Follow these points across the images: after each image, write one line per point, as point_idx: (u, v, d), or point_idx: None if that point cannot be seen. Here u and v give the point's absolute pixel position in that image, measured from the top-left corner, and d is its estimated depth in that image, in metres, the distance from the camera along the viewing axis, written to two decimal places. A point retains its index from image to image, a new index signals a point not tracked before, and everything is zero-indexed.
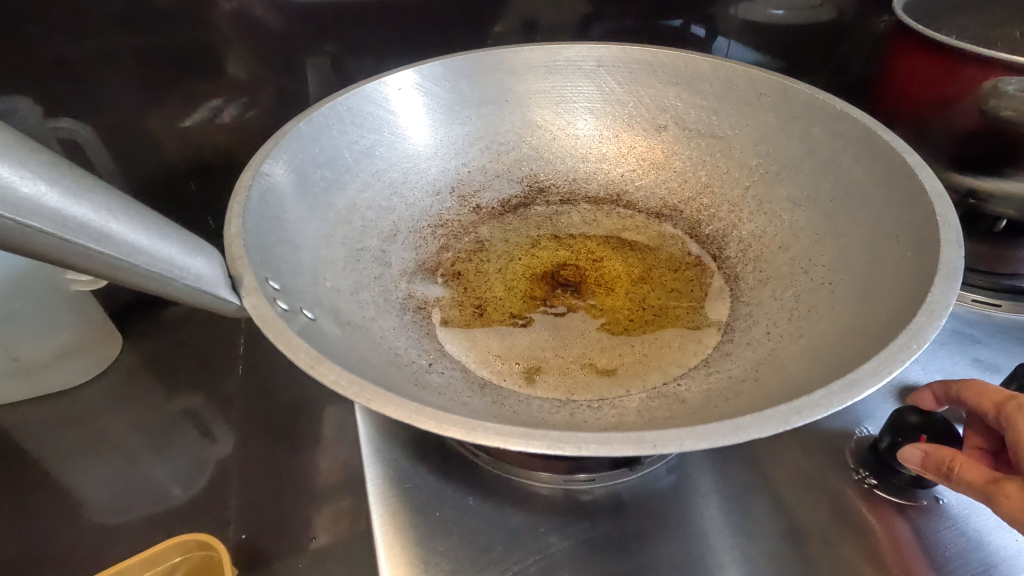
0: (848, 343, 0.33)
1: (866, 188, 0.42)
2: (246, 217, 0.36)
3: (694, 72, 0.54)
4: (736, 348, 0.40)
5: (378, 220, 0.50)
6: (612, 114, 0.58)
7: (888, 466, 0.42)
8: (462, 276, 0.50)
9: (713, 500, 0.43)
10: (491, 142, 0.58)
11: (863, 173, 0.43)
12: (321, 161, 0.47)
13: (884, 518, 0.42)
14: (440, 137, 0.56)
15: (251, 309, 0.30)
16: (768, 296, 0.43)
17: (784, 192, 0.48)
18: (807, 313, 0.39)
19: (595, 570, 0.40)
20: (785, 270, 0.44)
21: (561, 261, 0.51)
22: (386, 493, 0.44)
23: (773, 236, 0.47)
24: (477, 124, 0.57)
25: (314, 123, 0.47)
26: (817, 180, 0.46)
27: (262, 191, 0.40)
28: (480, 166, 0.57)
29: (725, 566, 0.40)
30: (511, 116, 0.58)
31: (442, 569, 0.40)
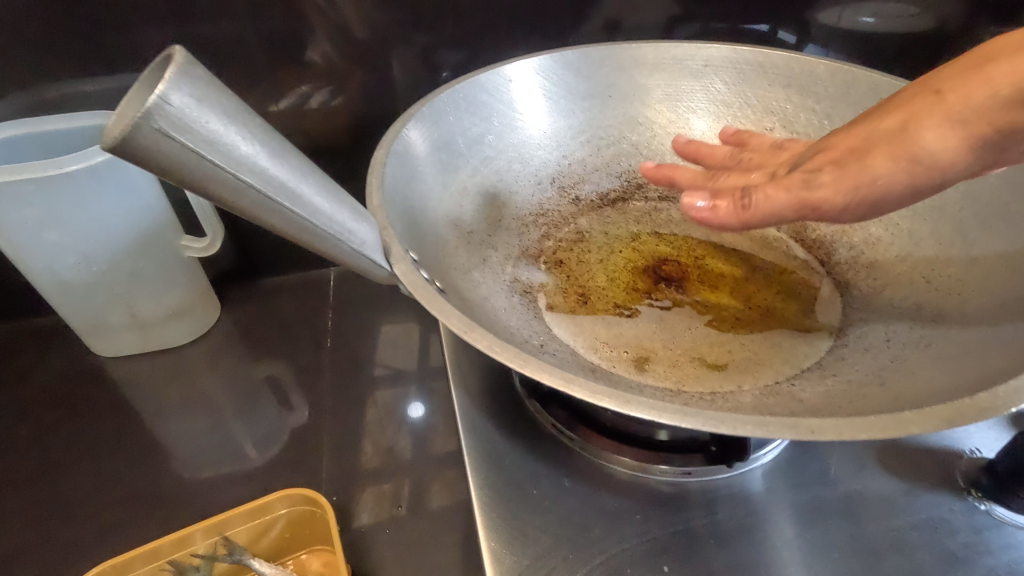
0: (987, 354, 0.33)
1: (1002, 199, 0.41)
2: (383, 192, 0.39)
3: (811, 75, 0.54)
4: (852, 352, 0.39)
5: (486, 205, 0.52)
6: (717, 114, 0.58)
7: (1003, 488, 0.41)
8: (565, 264, 0.51)
9: (809, 504, 0.43)
10: (593, 136, 0.58)
11: (998, 184, 0.42)
12: (440, 145, 0.49)
13: (994, 539, 0.40)
14: (547, 128, 0.57)
15: (403, 277, 0.32)
16: (885, 304, 0.42)
17: None
18: (934, 324, 0.38)
19: (689, 561, 0.40)
20: (904, 279, 0.43)
21: (663, 256, 0.52)
22: (480, 468, 0.45)
23: (889, 244, 0.46)
24: (581, 117, 0.58)
25: (435, 108, 0.49)
26: None
27: (394, 169, 0.42)
28: (581, 159, 0.58)
29: (825, 571, 0.40)
30: (616, 111, 0.58)
31: (537, 545, 0.41)
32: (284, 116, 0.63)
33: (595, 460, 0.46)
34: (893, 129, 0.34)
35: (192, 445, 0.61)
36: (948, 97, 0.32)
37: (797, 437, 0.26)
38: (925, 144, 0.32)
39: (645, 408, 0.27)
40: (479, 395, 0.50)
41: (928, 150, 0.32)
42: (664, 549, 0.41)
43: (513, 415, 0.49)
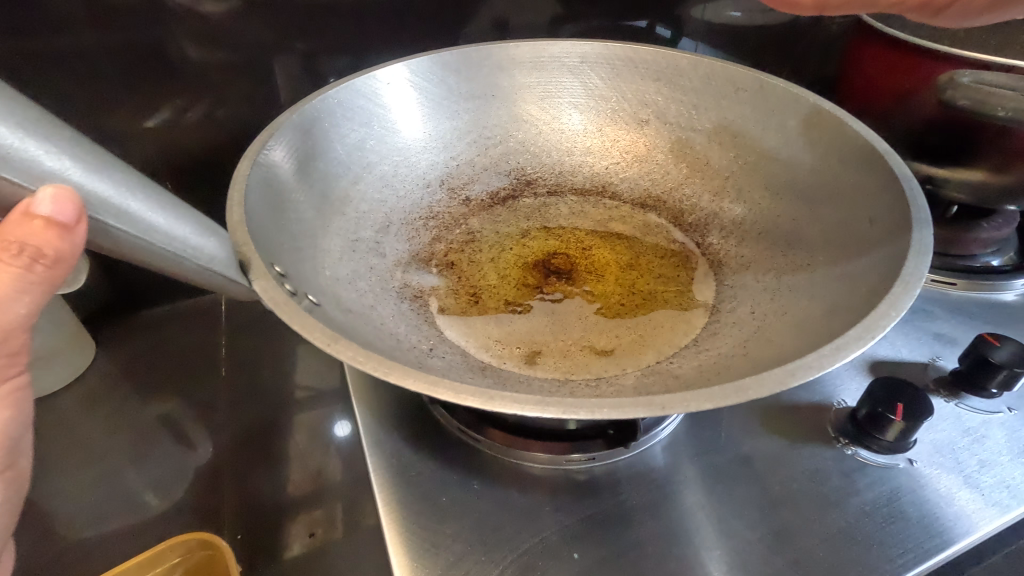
0: (829, 314, 0.36)
1: (839, 174, 0.45)
2: (247, 207, 0.37)
3: (676, 68, 0.56)
4: (724, 326, 0.42)
5: (371, 212, 0.51)
6: (596, 109, 0.59)
7: (866, 433, 0.45)
8: (456, 265, 0.51)
9: (706, 472, 0.45)
10: (479, 136, 0.59)
11: (837, 161, 0.46)
12: (314, 154, 0.47)
13: (863, 479, 0.45)
14: (430, 130, 0.57)
15: (262, 292, 0.31)
16: (750, 278, 0.45)
17: (763, 180, 0.51)
18: (789, 292, 0.41)
19: (600, 545, 0.42)
20: (767, 254, 0.47)
21: (552, 250, 0.53)
22: (390, 483, 0.44)
23: (754, 223, 0.50)
24: (464, 118, 0.58)
25: (306, 116, 0.47)
26: (795, 168, 0.49)
27: (260, 182, 0.40)
28: (468, 160, 0.59)
29: (720, 533, 0.42)
30: (498, 110, 0.59)
31: (452, 552, 0.41)
32: (150, 133, 0.58)
33: (502, 458, 0.46)
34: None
35: (72, 502, 0.56)
36: None
37: (650, 414, 0.28)
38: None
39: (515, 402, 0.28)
40: (384, 407, 0.49)
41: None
42: (575, 535, 0.42)
43: (421, 423, 0.48)
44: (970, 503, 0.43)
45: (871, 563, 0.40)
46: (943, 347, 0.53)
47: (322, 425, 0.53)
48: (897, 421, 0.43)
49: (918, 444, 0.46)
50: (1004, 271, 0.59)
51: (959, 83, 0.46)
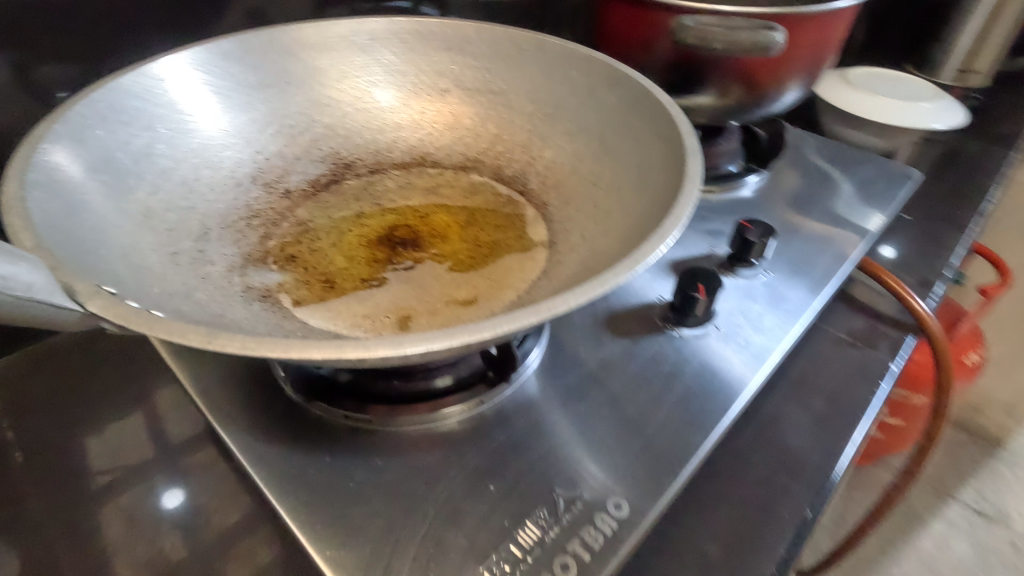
0: (639, 216, 0.43)
1: (618, 107, 0.52)
2: (37, 229, 0.32)
3: (463, 37, 0.60)
4: (564, 253, 0.47)
5: (183, 220, 0.46)
6: (396, 83, 0.61)
7: (683, 311, 0.56)
8: (298, 258, 0.49)
9: (579, 384, 0.51)
10: (282, 125, 0.57)
11: (614, 97, 0.53)
12: (96, 165, 0.42)
13: (693, 351, 0.55)
14: (226, 126, 0.53)
15: (101, 311, 0.28)
16: (573, 210, 0.52)
17: (562, 127, 0.57)
18: (604, 212, 0.48)
19: (511, 473, 0.44)
20: (582, 188, 0.53)
21: (392, 224, 0.54)
22: (291, 491, 0.42)
23: (563, 164, 0.56)
24: (261, 109, 0.56)
25: (72, 123, 0.41)
26: (583, 112, 0.56)
27: (43, 202, 0.34)
28: (278, 152, 0.56)
29: (604, 429, 0.48)
30: (296, 97, 0.58)
31: (373, 529, 0.40)
32: None
33: (398, 430, 0.47)
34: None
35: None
36: None
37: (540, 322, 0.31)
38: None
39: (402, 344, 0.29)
40: (254, 419, 0.47)
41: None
42: (487, 470, 0.44)
43: (304, 424, 0.46)
44: (763, 344, 0.55)
45: (712, 409, 0.50)
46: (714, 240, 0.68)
47: (186, 465, 0.50)
48: (702, 296, 0.55)
49: (720, 312, 0.58)
50: (740, 174, 0.77)
51: (685, 25, 0.58)
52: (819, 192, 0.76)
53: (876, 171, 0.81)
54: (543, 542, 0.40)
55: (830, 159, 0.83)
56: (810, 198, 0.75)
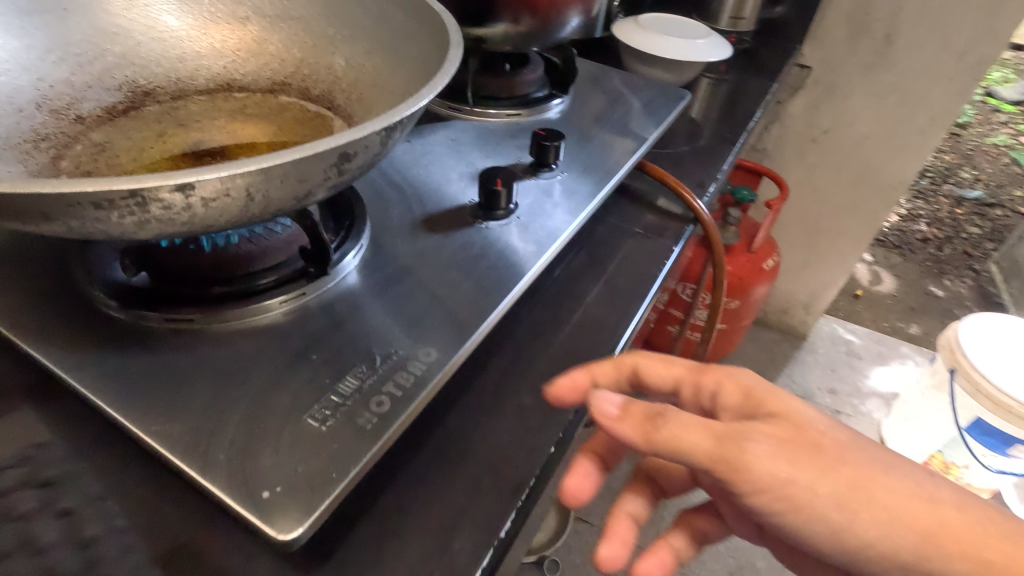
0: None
1: (407, 27, 0.57)
2: None
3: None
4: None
5: None
6: (192, 12, 0.61)
7: (489, 207, 0.64)
8: (96, 173, 0.50)
9: (398, 278, 0.56)
10: (66, 53, 0.55)
11: (404, 20, 0.57)
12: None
13: (497, 235, 0.63)
14: (8, 48, 0.51)
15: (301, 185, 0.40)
16: None
17: (360, 49, 0.60)
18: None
19: (333, 346, 0.49)
20: (384, 99, 0.57)
21: (196, 141, 0.56)
22: (107, 389, 0.44)
23: (364, 80, 0.59)
24: (39, 35, 0.54)
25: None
26: (378, 33, 0.59)
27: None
28: (63, 78, 0.55)
29: (414, 307, 0.53)
30: (79, 22, 0.56)
31: (199, 407, 0.43)
32: None
33: (221, 323, 0.50)
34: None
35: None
36: None
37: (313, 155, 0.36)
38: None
39: (165, 180, 0.31)
40: (81, 337, 0.47)
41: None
42: (312, 346, 0.49)
43: (122, 336, 0.47)
44: (552, 226, 0.65)
45: (509, 277, 0.58)
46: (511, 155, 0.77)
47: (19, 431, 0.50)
48: (499, 188, 0.63)
49: (521, 205, 0.67)
50: (546, 99, 0.88)
51: None
52: (609, 111, 0.88)
53: (651, 95, 0.95)
54: (359, 389, 0.45)
55: (621, 83, 0.97)
56: (603, 116, 0.87)
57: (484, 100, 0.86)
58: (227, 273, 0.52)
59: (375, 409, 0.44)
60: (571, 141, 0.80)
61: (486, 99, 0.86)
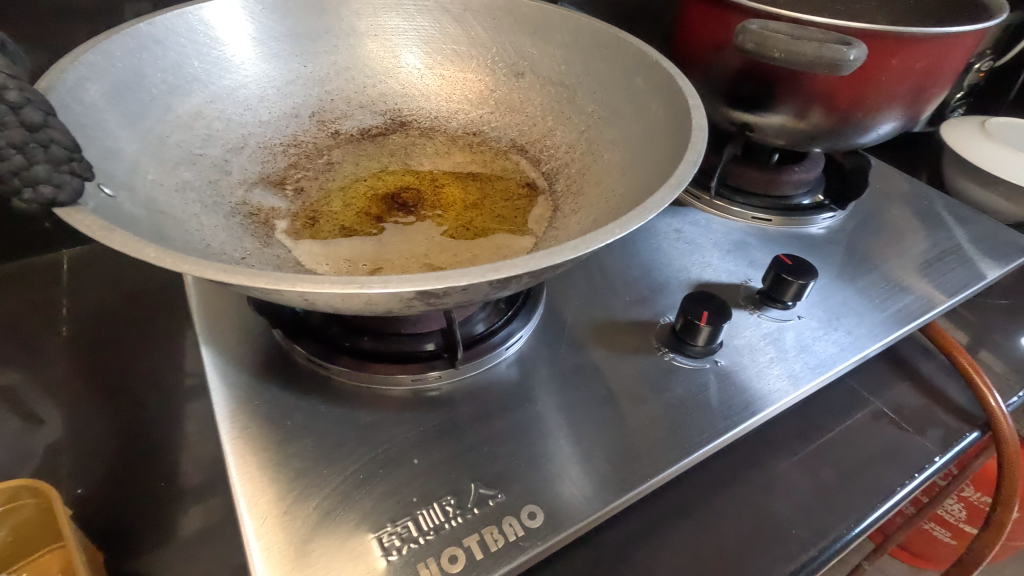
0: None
1: (659, 128, 0.45)
2: (65, 92, 0.39)
3: (551, 22, 0.55)
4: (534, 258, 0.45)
5: (225, 130, 0.52)
6: (474, 57, 0.59)
7: (683, 340, 0.52)
8: (304, 191, 0.53)
9: (544, 391, 0.48)
10: (356, 74, 0.59)
11: (660, 117, 0.46)
12: (163, 66, 0.48)
13: (681, 377, 0.51)
14: (304, 62, 0.58)
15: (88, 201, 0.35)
16: (572, 223, 0.47)
17: (607, 134, 0.51)
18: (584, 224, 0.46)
19: (443, 451, 0.43)
20: (592, 202, 0.47)
21: (404, 184, 0.55)
22: (237, 409, 0.44)
23: (593, 172, 0.50)
24: (342, 55, 0.59)
25: (158, 27, 0.48)
26: (630, 123, 0.49)
27: (79, 76, 0.40)
28: (343, 95, 0.59)
29: (547, 437, 0.45)
30: (374, 50, 0.59)
31: (294, 468, 0.41)
32: None
33: (355, 384, 0.47)
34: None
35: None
36: None
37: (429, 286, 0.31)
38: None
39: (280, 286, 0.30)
40: (242, 345, 0.49)
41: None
42: (422, 444, 0.43)
43: (272, 356, 0.48)
44: (757, 390, 0.50)
45: (675, 442, 0.46)
46: (740, 270, 0.62)
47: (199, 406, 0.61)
48: (703, 325, 0.50)
49: (726, 346, 0.53)
50: (811, 209, 0.71)
51: (747, 32, 0.49)
52: (891, 248, 0.67)
53: (971, 239, 0.70)
54: (441, 530, 0.38)
55: (927, 210, 0.74)
56: (881, 251, 0.67)
57: (731, 190, 0.72)
58: (379, 325, 0.49)
59: (445, 565, 0.37)
60: (825, 275, 0.62)
61: (734, 189, 0.72)
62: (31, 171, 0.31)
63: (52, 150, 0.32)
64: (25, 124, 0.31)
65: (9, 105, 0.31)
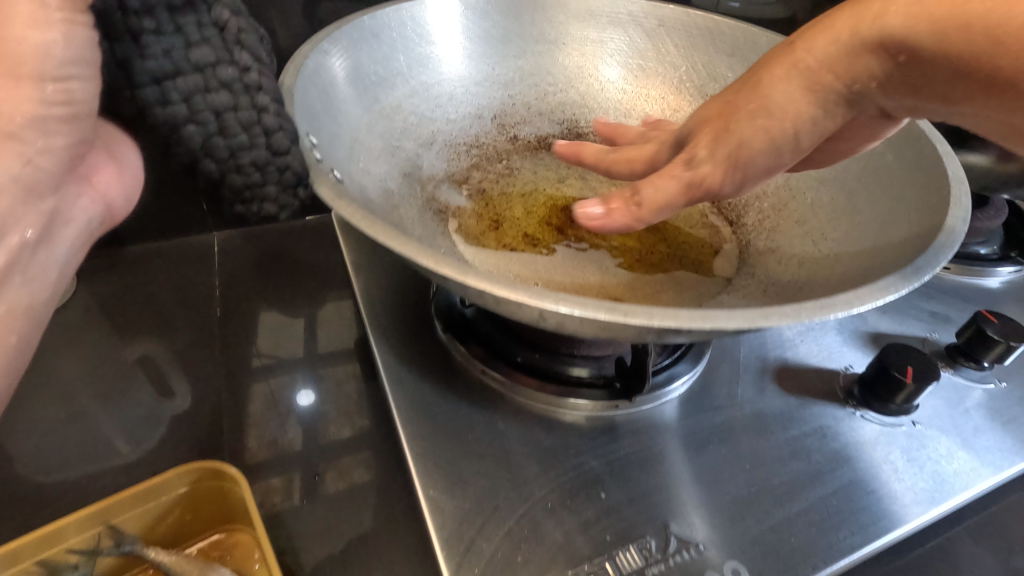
0: (852, 283, 0.36)
1: (895, 173, 0.42)
2: (299, 78, 0.39)
3: (752, 45, 0.56)
4: (730, 298, 0.41)
5: (418, 126, 0.52)
6: (662, 76, 0.59)
7: (876, 395, 0.47)
8: (487, 193, 0.51)
9: (723, 435, 0.45)
10: (542, 80, 0.59)
11: (893, 160, 0.43)
12: (378, 59, 0.49)
13: (875, 436, 0.46)
14: (496, 64, 0.58)
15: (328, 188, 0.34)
16: (773, 262, 0.44)
17: (812, 171, 0.48)
18: (808, 274, 0.40)
19: (626, 488, 0.41)
20: (796, 242, 0.45)
21: (583, 199, 0.52)
22: (416, 417, 0.43)
23: (793, 209, 0.47)
24: (531, 60, 0.59)
25: (377, 21, 0.49)
26: (846, 162, 0.46)
27: (317, 61, 0.42)
28: (525, 101, 0.59)
29: (732, 486, 0.42)
30: (563, 58, 0.60)
31: (480, 488, 0.40)
32: None
33: (528, 404, 0.45)
34: (749, 107, 0.33)
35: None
36: (797, 45, 0.33)
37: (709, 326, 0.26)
38: (774, 97, 0.32)
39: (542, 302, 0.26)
40: (410, 348, 0.48)
41: (811, 60, 0.32)
42: (602, 477, 0.41)
43: (443, 363, 0.47)
44: (962, 464, 0.45)
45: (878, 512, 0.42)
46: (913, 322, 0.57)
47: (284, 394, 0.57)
48: (909, 381, 0.45)
49: (922, 407, 0.48)
50: (993, 260, 0.63)
51: None
52: None
53: None
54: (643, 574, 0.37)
55: None
56: None
57: None
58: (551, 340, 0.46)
59: None
60: None
61: None
62: (262, 190, 0.29)
63: (287, 176, 0.29)
64: (272, 148, 0.28)
65: (264, 127, 0.28)
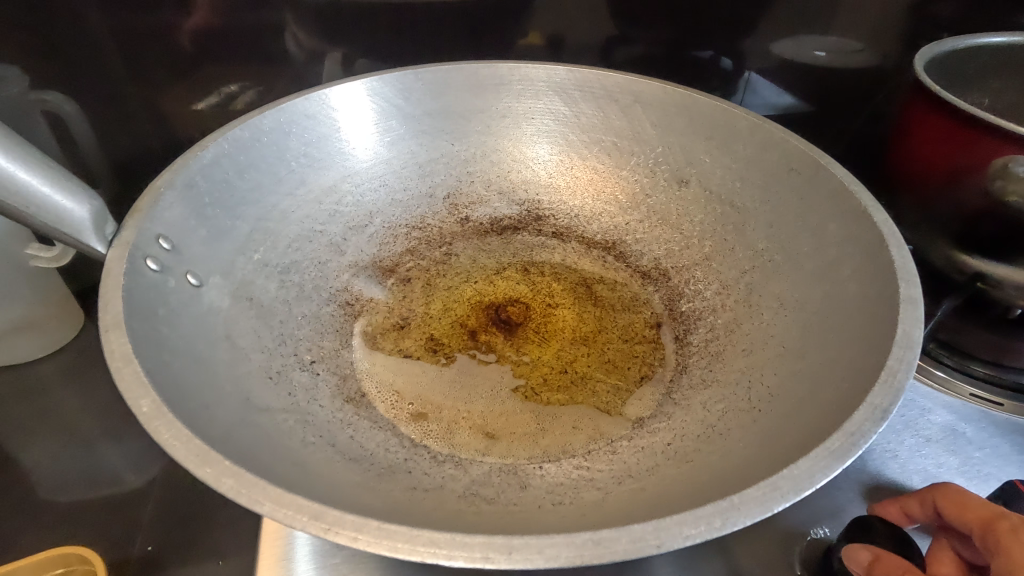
0: (745, 473, 0.28)
1: (853, 314, 0.33)
2: (181, 174, 0.38)
3: (731, 128, 0.47)
4: (626, 448, 0.34)
5: (353, 207, 0.50)
6: (638, 156, 0.52)
7: None
8: (410, 284, 0.48)
9: None
10: (505, 156, 0.55)
11: (856, 293, 0.34)
12: (311, 140, 0.48)
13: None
14: (454, 139, 0.54)
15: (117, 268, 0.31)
16: (698, 403, 0.36)
17: (776, 290, 0.39)
18: (719, 436, 0.32)
19: None
20: (732, 378, 0.36)
21: (514, 295, 0.48)
22: None
23: (744, 334, 0.39)
24: (493, 135, 0.55)
25: (314, 102, 0.48)
26: (811, 285, 0.37)
27: (220, 152, 0.41)
28: (483, 178, 0.55)
29: None
30: (529, 134, 0.55)
31: None
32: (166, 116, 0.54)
33: None
34: None
35: None
36: None
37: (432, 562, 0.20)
38: None
39: (243, 497, 0.22)
40: None
41: None
42: None
43: None
44: None
45: None
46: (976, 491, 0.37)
47: None
48: None
49: None
50: None
51: None
52: None
53: None
54: None
55: None
56: None
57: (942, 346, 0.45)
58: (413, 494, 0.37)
59: None
60: None
61: (948, 346, 0.45)
62: None
63: None
64: None
65: None
